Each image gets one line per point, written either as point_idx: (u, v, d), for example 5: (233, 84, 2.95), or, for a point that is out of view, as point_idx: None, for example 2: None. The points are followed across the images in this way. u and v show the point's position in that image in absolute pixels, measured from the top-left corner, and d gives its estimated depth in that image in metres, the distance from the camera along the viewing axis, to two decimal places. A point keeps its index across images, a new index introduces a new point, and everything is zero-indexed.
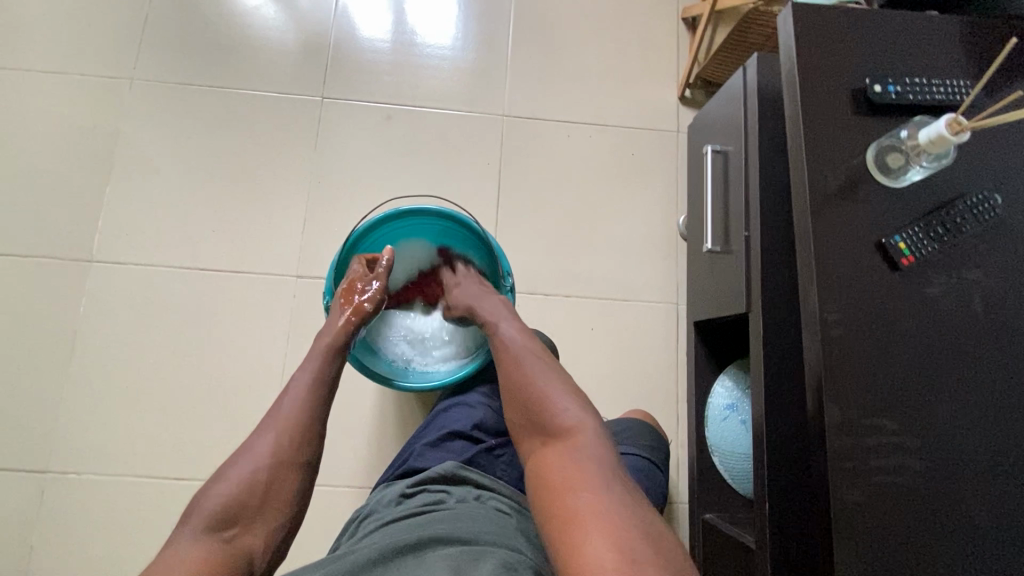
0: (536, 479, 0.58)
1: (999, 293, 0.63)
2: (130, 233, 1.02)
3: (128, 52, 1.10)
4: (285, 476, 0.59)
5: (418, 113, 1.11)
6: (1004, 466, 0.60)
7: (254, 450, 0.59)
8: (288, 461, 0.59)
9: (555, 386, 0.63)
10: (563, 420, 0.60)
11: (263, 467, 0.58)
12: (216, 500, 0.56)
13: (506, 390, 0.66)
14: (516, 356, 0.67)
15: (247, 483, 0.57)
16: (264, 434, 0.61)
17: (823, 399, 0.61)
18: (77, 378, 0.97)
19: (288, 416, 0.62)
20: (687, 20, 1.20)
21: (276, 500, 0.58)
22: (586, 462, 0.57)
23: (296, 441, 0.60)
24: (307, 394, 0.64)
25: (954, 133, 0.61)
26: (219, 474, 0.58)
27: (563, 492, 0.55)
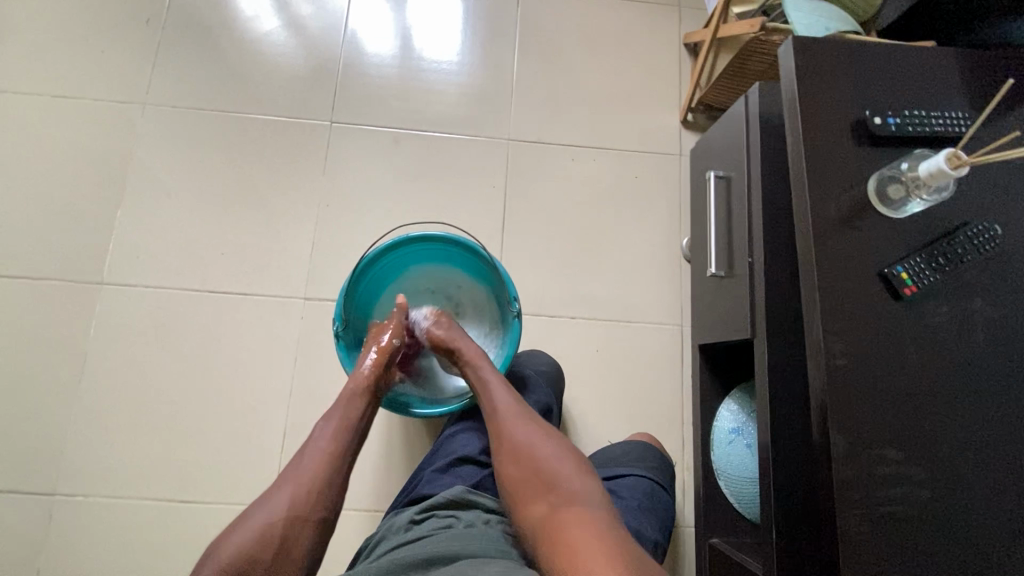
0: (544, 537, 0.57)
1: (1001, 321, 0.64)
2: (141, 255, 1.04)
3: (141, 78, 1.12)
4: (302, 530, 0.58)
5: (425, 137, 1.13)
6: (1008, 494, 0.61)
7: (275, 501, 0.59)
8: (306, 514, 0.58)
9: (555, 451, 0.65)
10: (570, 485, 0.62)
11: (280, 520, 0.57)
12: (231, 550, 0.54)
13: (506, 451, 0.67)
14: (512, 417, 0.69)
15: (264, 533, 0.56)
16: (285, 485, 0.61)
17: (829, 427, 0.61)
18: (86, 400, 0.97)
19: (309, 469, 0.62)
20: (689, 45, 1.22)
21: (289, 558, 0.56)
22: (593, 519, 0.57)
23: (316, 493, 0.60)
24: (330, 446, 0.65)
25: (953, 167, 0.62)
26: (235, 525, 0.57)
27: (571, 544, 0.54)
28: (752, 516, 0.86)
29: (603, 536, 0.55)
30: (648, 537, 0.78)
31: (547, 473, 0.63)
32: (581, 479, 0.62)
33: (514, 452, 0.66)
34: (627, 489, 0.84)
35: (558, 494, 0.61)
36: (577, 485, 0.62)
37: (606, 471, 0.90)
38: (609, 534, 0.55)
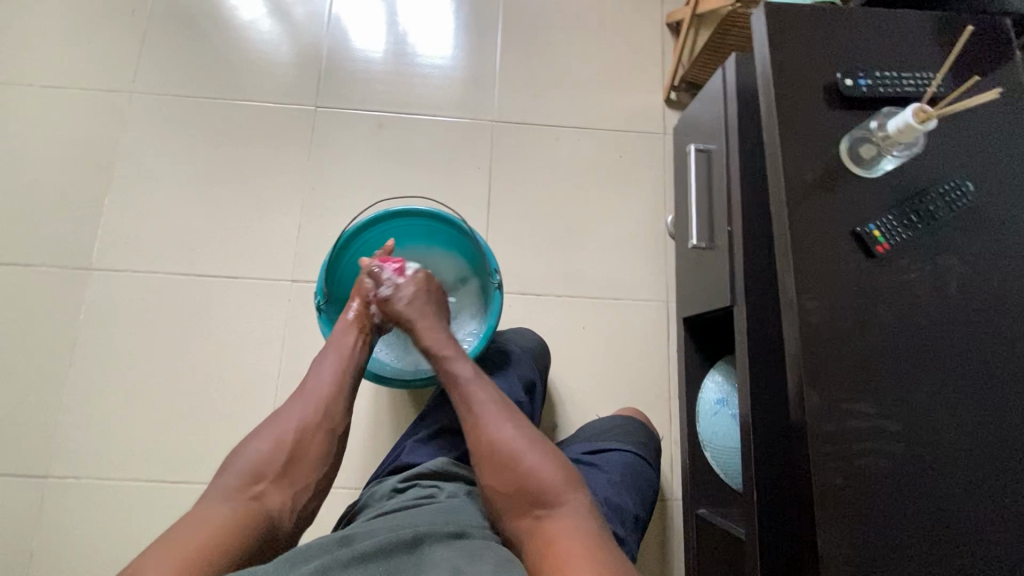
0: (533, 556, 0.54)
1: (974, 277, 0.65)
2: (129, 241, 1.05)
3: (128, 66, 1.13)
4: (314, 442, 0.63)
5: (410, 120, 1.14)
6: (981, 448, 0.61)
7: (287, 415, 0.63)
8: (317, 425, 0.64)
9: (540, 459, 0.60)
10: (550, 487, 0.58)
11: (295, 430, 0.62)
12: (251, 457, 0.59)
13: (485, 456, 0.61)
14: (496, 421, 0.63)
15: (279, 442, 0.61)
16: (298, 401, 0.66)
17: (804, 385, 0.62)
18: (77, 384, 0.98)
19: (317, 387, 0.68)
20: (671, 25, 1.23)
21: (305, 466, 0.62)
22: (585, 539, 0.54)
23: (326, 411, 0.66)
24: (334, 367, 0.70)
25: (921, 122, 0.63)
26: (251, 435, 0.62)
27: (564, 565, 0.51)
28: (733, 485, 0.88)
29: (597, 559, 0.52)
30: (629, 513, 0.79)
31: (534, 487, 0.58)
32: (572, 495, 0.58)
33: (497, 462, 0.61)
34: (609, 462, 0.85)
35: (548, 511, 0.57)
36: (567, 503, 0.58)
37: (590, 446, 0.91)
38: (602, 555, 0.52)
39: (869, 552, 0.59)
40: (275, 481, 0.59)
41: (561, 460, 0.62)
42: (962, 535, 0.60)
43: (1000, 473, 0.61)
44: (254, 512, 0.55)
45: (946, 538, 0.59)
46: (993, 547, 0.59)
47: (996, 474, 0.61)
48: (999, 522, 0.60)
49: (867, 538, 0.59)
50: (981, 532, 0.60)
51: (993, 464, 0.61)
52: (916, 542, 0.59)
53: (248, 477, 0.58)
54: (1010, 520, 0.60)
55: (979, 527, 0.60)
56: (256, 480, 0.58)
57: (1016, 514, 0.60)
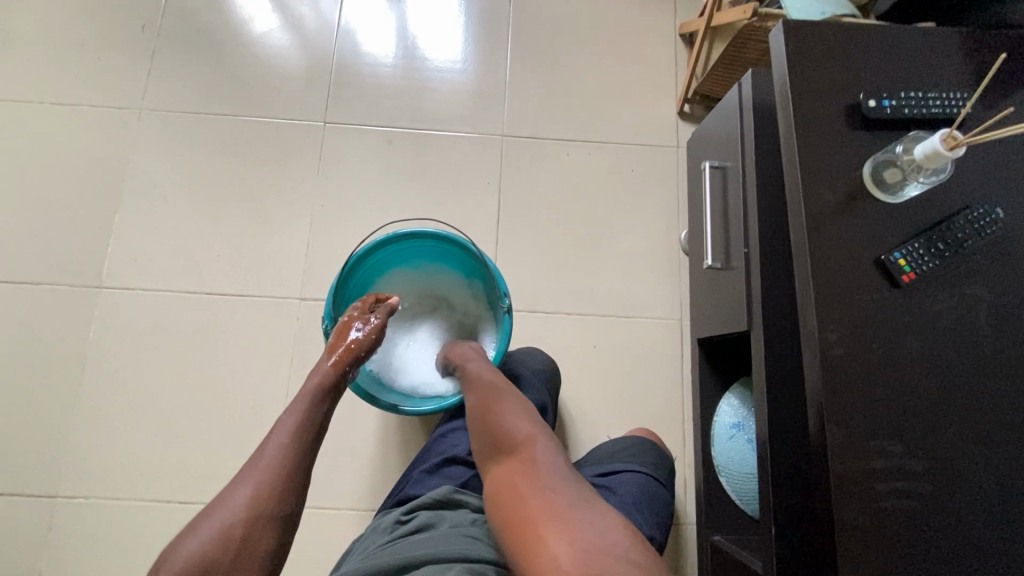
0: (501, 491, 0.61)
1: (1004, 307, 0.62)
2: (138, 258, 1.04)
3: (138, 82, 1.13)
4: (261, 535, 0.53)
5: (419, 135, 1.13)
6: (1011, 484, 0.59)
7: (229, 503, 0.54)
8: (265, 514, 0.54)
9: (510, 410, 0.67)
10: (514, 437, 0.64)
11: (238, 522, 0.53)
12: (181, 563, 0.50)
13: (471, 417, 0.69)
14: (474, 380, 0.72)
15: (217, 541, 0.52)
16: (245, 481, 0.56)
17: (825, 421, 0.59)
18: (86, 403, 0.98)
19: (269, 461, 0.58)
20: (684, 36, 1.20)
21: (246, 568, 0.52)
22: (544, 475, 0.60)
23: (277, 490, 0.56)
24: (292, 434, 0.61)
25: (949, 149, 0.60)
26: (189, 530, 0.53)
27: (519, 501, 0.59)
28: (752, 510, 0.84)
29: (552, 493, 0.58)
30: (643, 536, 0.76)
31: (503, 433, 0.65)
32: (538, 436, 0.64)
33: (475, 416, 0.69)
34: (623, 484, 0.84)
35: (515, 450, 0.63)
36: (532, 440, 0.63)
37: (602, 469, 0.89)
38: (558, 489, 0.58)
39: None
40: None
41: (530, 413, 0.67)
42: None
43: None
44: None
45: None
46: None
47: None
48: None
49: None
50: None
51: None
52: None
53: None
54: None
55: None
56: None
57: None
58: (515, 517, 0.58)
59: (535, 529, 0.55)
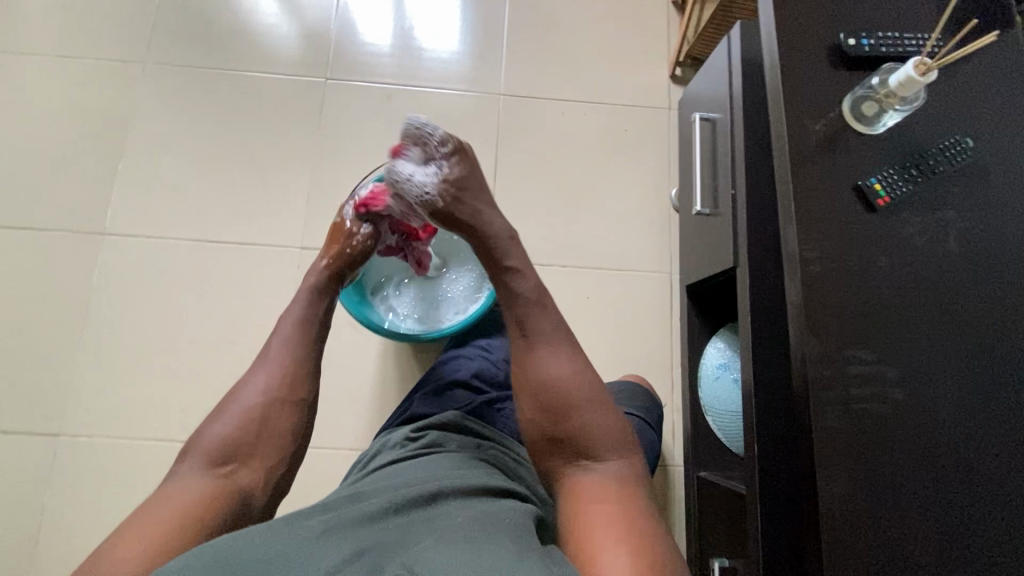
0: (568, 500, 0.57)
1: (974, 230, 0.66)
2: (141, 207, 1.06)
3: (141, 38, 1.15)
4: (281, 415, 0.61)
5: (418, 93, 1.15)
6: (982, 396, 0.62)
7: (249, 390, 0.62)
8: (283, 398, 0.62)
9: (592, 409, 0.61)
10: (590, 435, 0.59)
11: (260, 405, 0.61)
12: (213, 439, 0.58)
13: (537, 396, 0.61)
14: (553, 359, 0.62)
15: (242, 420, 0.60)
16: (258, 375, 0.63)
17: (805, 332, 0.63)
18: (89, 347, 1.00)
19: (279, 357, 0.64)
20: (676, 3, 1.24)
21: (270, 443, 0.60)
22: (624, 498, 0.56)
23: (289, 381, 0.63)
24: (298, 333, 0.67)
25: (921, 75, 0.65)
26: (214, 416, 0.61)
27: (591, 516, 0.54)
28: (736, 447, 0.88)
29: (633, 518, 0.54)
30: None
31: (581, 435, 0.59)
32: (618, 453, 0.60)
33: (547, 398, 0.61)
34: None
35: (591, 461, 0.59)
36: (611, 457, 0.59)
37: None
38: (638, 513, 0.55)
39: (869, 494, 0.60)
40: (243, 459, 0.58)
41: (604, 403, 0.62)
42: (962, 479, 0.61)
43: (1003, 434, 0.62)
44: (220, 490, 0.55)
45: (947, 482, 0.61)
46: (992, 503, 0.61)
47: (995, 420, 0.62)
48: (999, 480, 0.61)
49: (867, 480, 0.61)
50: (980, 489, 0.61)
51: (993, 412, 0.62)
52: (916, 484, 0.61)
53: (214, 459, 0.57)
54: (1009, 478, 0.61)
55: (976, 483, 0.61)
56: (222, 460, 0.57)
57: (1015, 474, 0.61)
58: (583, 528, 0.53)
59: (609, 550, 0.50)
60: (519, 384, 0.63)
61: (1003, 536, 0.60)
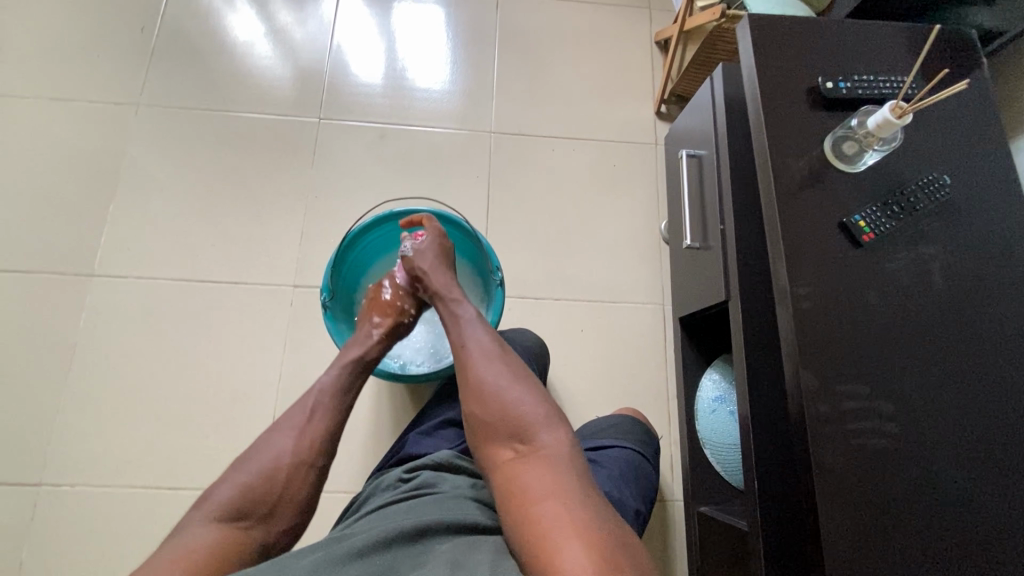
0: (509, 490, 0.57)
1: (957, 264, 0.68)
2: (132, 248, 1.06)
3: (136, 81, 1.16)
4: (301, 480, 0.59)
5: (410, 131, 1.18)
6: (955, 407, 0.64)
7: (274, 448, 0.60)
8: (306, 463, 0.60)
9: (524, 395, 0.62)
10: (521, 419, 0.60)
11: (282, 466, 0.59)
12: (231, 492, 0.57)
13: (471, 391, 0.64)
14: (485, 356, 0.66)
15: (263, 480, 0.58)
16: (285, 434, 0.62)
17: (799, 367, 0.64)
18: (74, 392, 0.98)
19: (306, 419, 0.63)
20: (660, 44, 1.29)
21: (287, 504, 0.58)
22: (559, 475, 0.56)
23: (316, 445, 0.62)
24: (328, 401, 0.66)
25: (898, 117, 0.67)
26: (238, 465, 0.59)
27: (530, 503, 0.54)
28: (735, 482, 0.87)
29: (570, 499, 0.53)
30: (629, 507, 0.77)
31: (516, 421, 0.60)
32: (554, 433, 0.59)
33: (482, 391, 0.63)
34: (609, 458, 0.85)
35: (528, 446, 0.59)
36: (548, 439, 0.59)
37: (590, 442, 0.90)
38: (576, 493, 0.54)
39: (861, 525, 0.60)
40: (257, 519, 0.56)
41: (535, 389, 0.63)
42: (948, 495, 0.61)
43: (986, 450, 0.63)
44: (233, 550, 0.54)
45: (932, 498, 0.61)
46: (986, 521, 0.61)
47: (971, 431, 0.63)
48: (992, 500, 0.61)
49: (856, 508, 0.60)
50: (976, 510, 0.61)
51: (970, 424, 0.63)
52: (902, 503, 0.61)
53: (230, 514, 0.55)
54: (1002, 496, 0.62)
55: (969, 505, 0.61)
56: (237, 517, 0.56)
57: (1005, 491, 0.62)
58: (528, 518, 0.53)
59: (554, 538, 0.50)
60: (460, 386, 0.66)
61: (1001, 555, 0.60)
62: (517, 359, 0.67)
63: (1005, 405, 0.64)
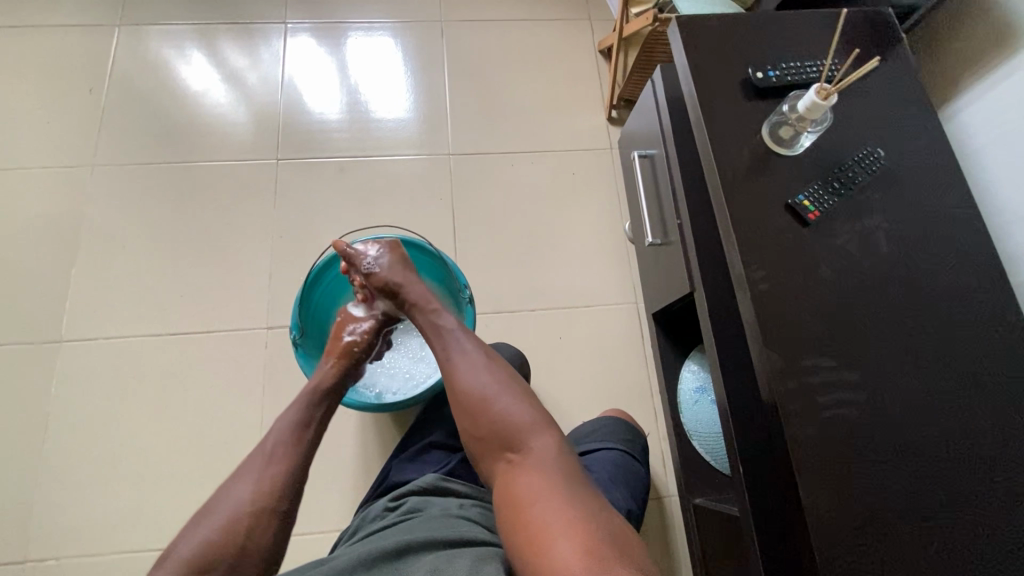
0: (504, 498, 0.58)
1: (902, 232, 0.71)
2: (98, 308, 1.05)
3: (88, 142, 1.16)
4: (264, 526, 0.59)
5: (369, 161, 1.19)
6: (933, 367, 0.66)
7: (236, 495, 0.60)
8: (266, 508, 0.59)
9: (514, 404, 0.63)
10: (512, 427, 0.61)
11: (242, 512, 0.59)
12: (196, 546, 0.56)
13: (461, 404, 0.65)
14: (472, 367, 0.67)
15: (226, 529, 0.57)
16: (246, 479, 0.62)
17: (764, 347, 0.65)
18: (51, 461, 0.96)
19: (267, 464, 0.63)
20: (603, 52, 1.33)
21: (249, 554, 0.57)
22: (551, 481, 0.56)
23: (277, 487, 0.61)
24: (288, 441, 0.66)
25: (824, 99, 0.69)
26: (200, 517, 0.59)
27: (531, 512, 0.54)
28: (723, 470, 0.87)
29: (564, 500, 0.55)
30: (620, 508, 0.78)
31: (506, 431, 0.61)
32: (545, 439, 0.60)
33: (470, 406, 0.64)
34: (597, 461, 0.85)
35: (520, 454, 0.60)
36: (539, 445, 0.60)
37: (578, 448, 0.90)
38: (571, 494, 0.55)
39: (852, 497, 0.61)
40: (220, 571, 0.55)
41: (523, 395, 0.64)
42: (937, 456, 0.63)
43: (961, 412, 0.64)
44: None
45: (922, 461, 0.62)
46: (972, 484, 0.62)
47: (949, 389, 0.65)
48: (974, 461, 0.63)
49: (847, 482, 0.61)
50: (960, 472, 0.62)
51: (947, 382, 0.65)
52: (891, 469, 0.62)
53: (195, 568, 0.55)
54: (983, 454, 0.63)
55: (950, 464, 0.62)
56: (201, 571, 0.55)
57: (982, 441, 0.63)
58: (527, 526, 0.54)
59: (551, 539, 0.51)
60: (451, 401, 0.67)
61: (1002, 505, 0.61)
62: (506, 368, 0.68)
63: (976, 357, 0.66)
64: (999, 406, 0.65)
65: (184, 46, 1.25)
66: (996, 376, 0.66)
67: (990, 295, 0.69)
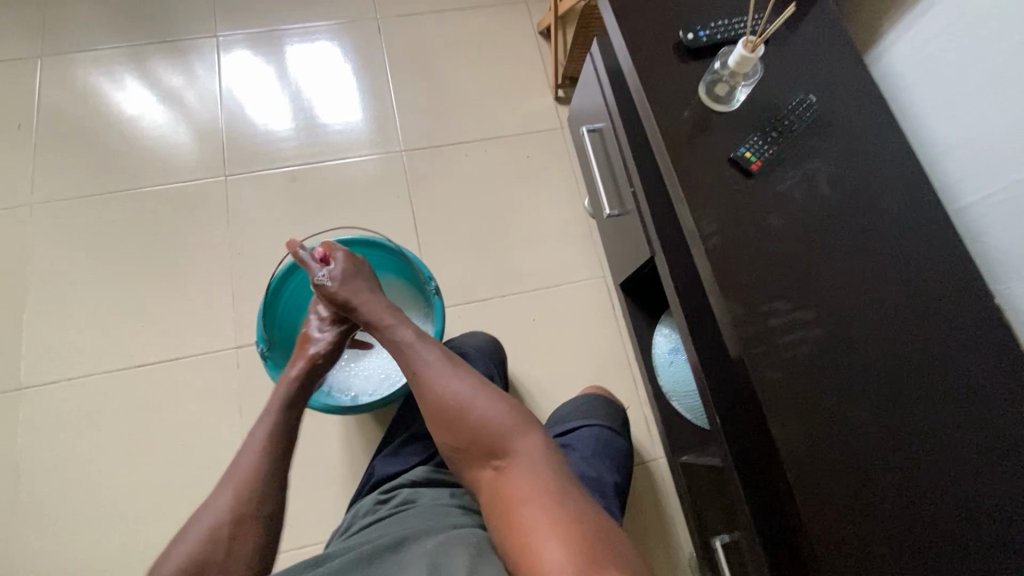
0: (496, 507, 0.58)
1: (842, 173, 0.74)
2: (57, 350, 1.01)
3: (24, 180, 1.12)
4: (252, 514, 0.59)
5: (320, 168, 1.17)
6: (888, 296, 0.69)
7: (219, 496, 0.59)
8: (252, 496, 0.60)
9: (491, 407, 0.63)
10: (495, 432, 0.61)
11: (229, 506, 0.58)
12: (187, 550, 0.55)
13: (437, 415, 0.64)
14: (442, 377, 0.66)
15: (214, 525, 0.57)
16: (226, 481, 0.61)
17: (722, 297, 0.67)
18: (28, 512, 0.92)
19: (245, 461, 0.63)
20: (543, 33, 1.34)
21: (240, 549, 0.56)
22: (541, 483, 0.57)
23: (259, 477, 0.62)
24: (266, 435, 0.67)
25: (751, 50, 0.71)
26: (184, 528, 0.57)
27: (517, 513, 0.55)
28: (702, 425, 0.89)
29: (546, 493, 0.56)
30: (606, 483, 0.79)
31: (489, 437, 0.61)
32: (527, 438, 0.61)
33: (447, 417, 0.63)
34: (578, 440, 0.87)
35: (505, 459, 0.60)
36: (521, 447, 0.60)
37: (561, 428, 0.92)
38: (551, 486, 0.57)
39: (831, 437, 0.63)
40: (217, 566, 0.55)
41: (499, 396, 0.65)
42: (918, 389, 0.65)
43: (924, 358, 0.66)
44: None
45: (909, 396, 0.65)
46: (955, 411, 0.65)
47: (908, 316, 0.68)
48: (948, 388, 0.65)
49: (827, 423, 0.64)
50: (936, 416, 0.64)
51: (907, 309, 0.68)
52: (874, 405, 0.64)
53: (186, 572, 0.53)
54: (954, 405, 0.65)
55: (929, 394, 0.65)
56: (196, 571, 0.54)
57: (950, 364, 0.66)
58: (515, 530, 0.54)
59: (540, 536, 0.52)
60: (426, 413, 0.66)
61: (984, 422, 0.64)
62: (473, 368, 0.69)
63: (925, 282, 0.70)
64: (962, 360, 0.67)
65: (115, 69, 1.21)
66: (944, 312, 0.69)
67: (938, 226, 0.73)
